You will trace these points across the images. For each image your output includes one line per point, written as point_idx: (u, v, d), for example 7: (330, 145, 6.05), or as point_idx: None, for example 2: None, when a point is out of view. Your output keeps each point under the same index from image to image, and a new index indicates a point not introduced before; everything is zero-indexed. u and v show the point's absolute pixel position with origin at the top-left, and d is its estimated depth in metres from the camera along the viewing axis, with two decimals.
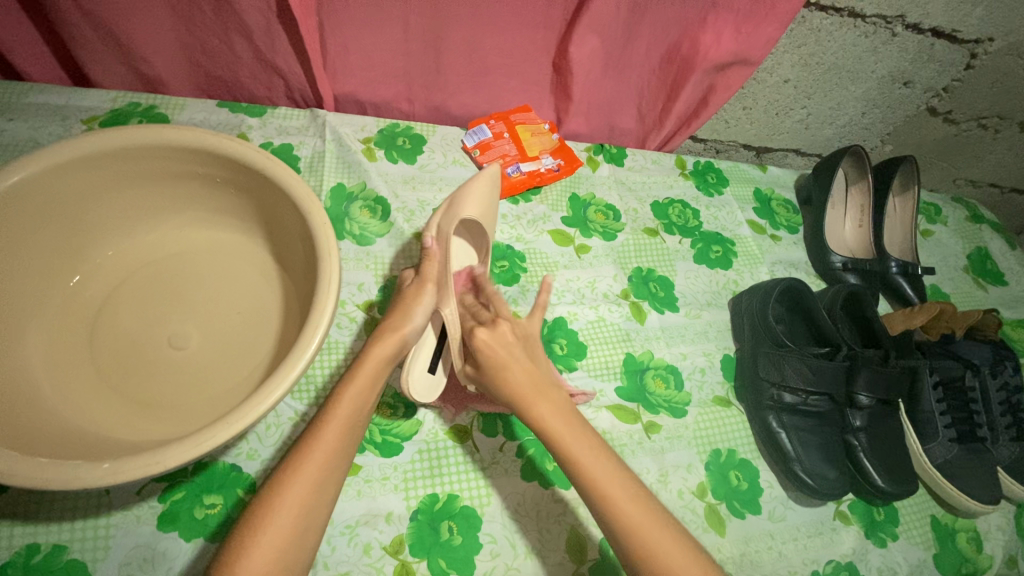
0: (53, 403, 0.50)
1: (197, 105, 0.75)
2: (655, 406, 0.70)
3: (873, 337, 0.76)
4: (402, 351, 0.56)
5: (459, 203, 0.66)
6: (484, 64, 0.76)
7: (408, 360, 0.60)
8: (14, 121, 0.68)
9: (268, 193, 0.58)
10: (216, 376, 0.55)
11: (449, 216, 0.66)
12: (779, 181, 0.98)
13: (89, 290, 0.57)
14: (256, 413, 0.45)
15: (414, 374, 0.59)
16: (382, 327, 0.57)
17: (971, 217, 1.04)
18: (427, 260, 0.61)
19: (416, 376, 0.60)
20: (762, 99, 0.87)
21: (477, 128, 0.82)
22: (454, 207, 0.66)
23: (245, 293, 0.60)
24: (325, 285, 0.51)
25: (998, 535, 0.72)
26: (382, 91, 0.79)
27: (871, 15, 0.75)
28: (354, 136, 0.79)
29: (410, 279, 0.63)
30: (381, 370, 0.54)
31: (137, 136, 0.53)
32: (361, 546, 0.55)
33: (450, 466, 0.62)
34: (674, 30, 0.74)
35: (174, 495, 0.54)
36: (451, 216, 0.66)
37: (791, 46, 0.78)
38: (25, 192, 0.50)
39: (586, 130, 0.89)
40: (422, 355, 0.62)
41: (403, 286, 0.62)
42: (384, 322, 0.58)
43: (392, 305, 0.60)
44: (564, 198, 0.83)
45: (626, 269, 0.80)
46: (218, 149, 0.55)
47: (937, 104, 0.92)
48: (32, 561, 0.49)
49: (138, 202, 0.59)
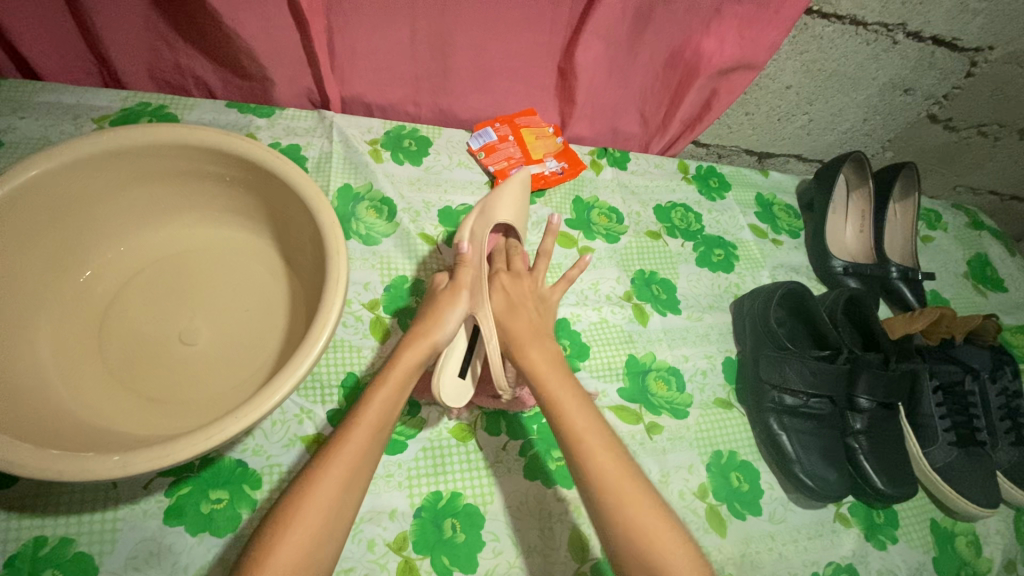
0: (62, 397, 0.50)
1: (206, 105, 0.76)
2: (657, 407, 0.70)
3: (874, 341, 0.77)
4: (431, 357, 0.56)
5: (492, 207, 0.67)
6: (490, 67, 0.77)
7: (440, 362, 0.58)
8: (26, 119, 0.69)
9: (277, 192, 0.59)
10: (224, 372, 0.56)
11: (483, 220, 0.67)
12: (781, 186, 0.98)
13: (98, 286, 0.58)
14: (264, 407, 0.45)
15: (446, 376, 0.57)
16: (413, 333, 0.57)
17: (971, 223, 1.05)
18: (461, 265, 0.62)
19: (447, 379, 0.57)
20: (765, 105, 0.88)
21: (482, 131, 0.83)
22: (486, 211, 0.67)
23: (253, 291, 0.61)
24: (334, 283, 0.52)
25: (997, 538, 0.73)
26: (388, 94, 0.80)
27: (872, 23, 0.76)
28: (361, 138, 0.80)
29: (444, 284, 0.63)
30: (410, 379, 0.54)
31: (150, 134, 0.54)
32: (365, 543, 0.56)
33: (453, 464, 0.62)
34: (678, 35, 0.75)
35: (180, 490, 0.55)
36: (484, 220, 0.67)
37: (793, 53, 0.80)
38: (39, 187, 0.51)
39: (590, 133, 0.90)
40: (453, 360, 0.60)
41: (437, 291, 0.61)
42: (415, 328, 0.58)
43: (422, 312, 0.59)
44: (567, 200, 0.84)
45: (629, 271, 0.81)
46: (228, 148, 0.56)
47: (937, 111, 0.93)
48: (40, 553, 0.49)
49: (148, 199, 0.60)
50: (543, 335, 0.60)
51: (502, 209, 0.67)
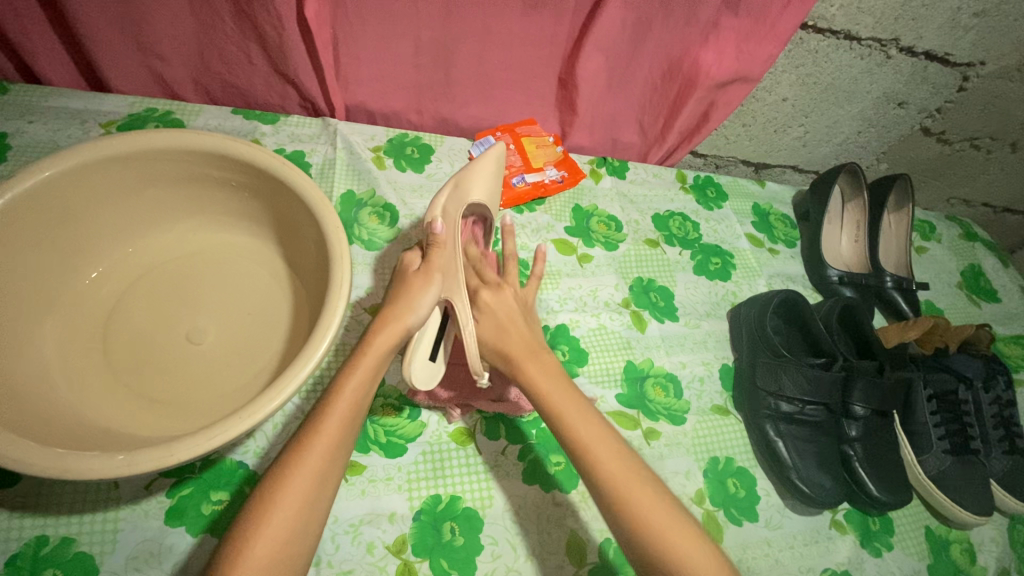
0: (67, 396, 0.51)
1: (212, 111, 0.77)
2: (655, 414, 0.71)
3: (869, 350, 0.78)
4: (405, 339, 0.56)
5: (466, 184, 0.67)
6: (492, 77, 0.78)
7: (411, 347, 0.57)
8: (35, 123, 0.70)
9: (281, 196, 0.60)
10: (227, 374, 0.56)
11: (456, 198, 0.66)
12: (777, 196, 1.00)
13: (104, 288, 0.58)
14: (267, 409, 0.46)
15: (417, 358, 0.58)
16: (383, 315, 0.56)
17: (964, 235, 1.06)
18: (436, 247, 0.60)
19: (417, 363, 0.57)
20: (761, 116, 0.89)
21: (483, 139, 0.85)
22: (462, 188, 0.67)
23: (257, 293, 0.62)
24: (337, 286, 0.52)
25: (992, 546, 0.73)
26: (392, 102, 0.82)
27: (866, 39, 0.78)
28: (364, 145, 0.81)
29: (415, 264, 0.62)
30: (382, 363, 0.54)
31: (159, 139, 0.56)
32: (365, 545, 0.56)
33: (452, 468, 0.62)
34: (676, 49, 0.77)
35: (181, 491, 0.55)
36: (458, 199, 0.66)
37: (789, 66, 0.81)
38: (49, 190, 0.52)
39: (589, 143, 0.91)
40: (424, 343, 0.60)
41: (408, 272, 0.61)
42: (385, 310, 0.57)
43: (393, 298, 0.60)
44: (567, 209, 0.85)
45: (627, 278, 0.82)
46: (235, 154, 0.57)
47: (930, 124, 0.95)
48: (41, 552, 0.50)
49: (155, 203, 0.61)
50: (541, 341, 0.61)
51: (476, 187, 0.67)
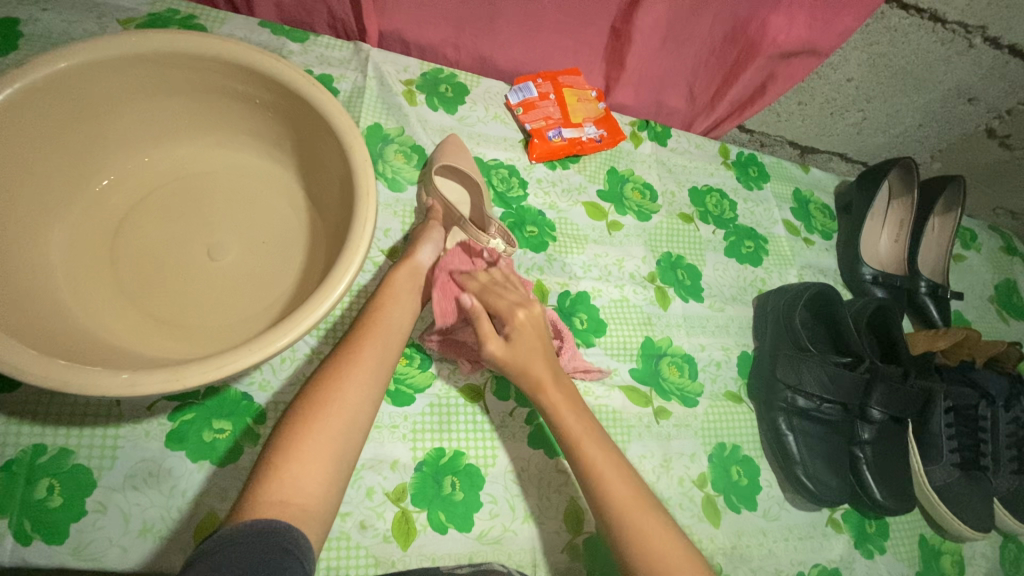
0: (71, 307, 0.48)
1: (238, 21, 0.71)
2: (667, 393, 0.69)
3: (894, 354, 0.75)
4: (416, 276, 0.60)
5: (456, 152, 0.69)
6: (540, 14, 0.72)
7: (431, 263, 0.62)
8: (48, 11, 0.65)
9: (308, 119, 0.56)
10: (237, 302, 0.54)
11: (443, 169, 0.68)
12: (820, 183, 0.95)
13: (114, 197, 0.55)
14: (276, 346, 0.43)
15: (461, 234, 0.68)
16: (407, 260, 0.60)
17: (1004, 248, 1.02)
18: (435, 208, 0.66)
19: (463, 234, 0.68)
20: (821, 95, 0.83)
21: (522, 85, 0.78)
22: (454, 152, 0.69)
23: (273, 221, 0.59)
24: (361, 225, 0.49)
25: (981, 561, 0.74)
26: (429, 33, 0.75)
27: (952, 22, 0.72)
28: (396, 77, 0.76)
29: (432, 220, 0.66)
30: (400, 294, 0.57)
31: (178, 41, 0.51)
32: (364, 489, 0.55)
33: (459, 423, 0.61)
34: (745, 10, 0.71)
35: (184, 416, 0.54)
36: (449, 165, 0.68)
37: (862, 43, 0.75)
38: (62, 83, 0.48)
39: (633, 103, 0.84)
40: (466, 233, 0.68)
41: (416, 228, 0.66)
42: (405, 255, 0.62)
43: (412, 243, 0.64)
44: (602, 170, 0.81)
45: (656, 252, 0.78)
46: (259, 67, 0.53)
47: (996, 126, 0.89)
48: (38, 461, 0.49)
49: (171, 112, 0.57)
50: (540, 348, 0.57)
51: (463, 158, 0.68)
